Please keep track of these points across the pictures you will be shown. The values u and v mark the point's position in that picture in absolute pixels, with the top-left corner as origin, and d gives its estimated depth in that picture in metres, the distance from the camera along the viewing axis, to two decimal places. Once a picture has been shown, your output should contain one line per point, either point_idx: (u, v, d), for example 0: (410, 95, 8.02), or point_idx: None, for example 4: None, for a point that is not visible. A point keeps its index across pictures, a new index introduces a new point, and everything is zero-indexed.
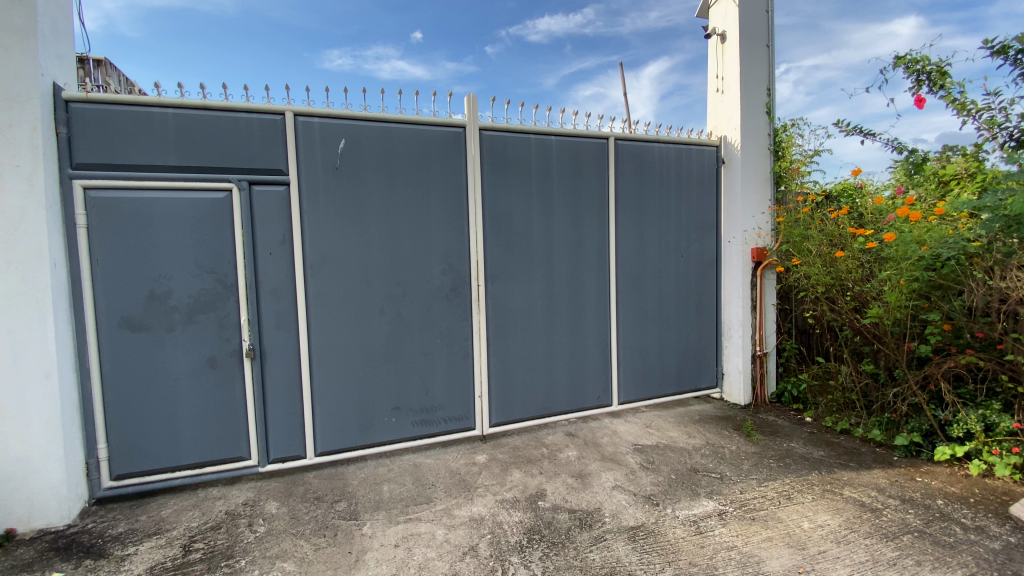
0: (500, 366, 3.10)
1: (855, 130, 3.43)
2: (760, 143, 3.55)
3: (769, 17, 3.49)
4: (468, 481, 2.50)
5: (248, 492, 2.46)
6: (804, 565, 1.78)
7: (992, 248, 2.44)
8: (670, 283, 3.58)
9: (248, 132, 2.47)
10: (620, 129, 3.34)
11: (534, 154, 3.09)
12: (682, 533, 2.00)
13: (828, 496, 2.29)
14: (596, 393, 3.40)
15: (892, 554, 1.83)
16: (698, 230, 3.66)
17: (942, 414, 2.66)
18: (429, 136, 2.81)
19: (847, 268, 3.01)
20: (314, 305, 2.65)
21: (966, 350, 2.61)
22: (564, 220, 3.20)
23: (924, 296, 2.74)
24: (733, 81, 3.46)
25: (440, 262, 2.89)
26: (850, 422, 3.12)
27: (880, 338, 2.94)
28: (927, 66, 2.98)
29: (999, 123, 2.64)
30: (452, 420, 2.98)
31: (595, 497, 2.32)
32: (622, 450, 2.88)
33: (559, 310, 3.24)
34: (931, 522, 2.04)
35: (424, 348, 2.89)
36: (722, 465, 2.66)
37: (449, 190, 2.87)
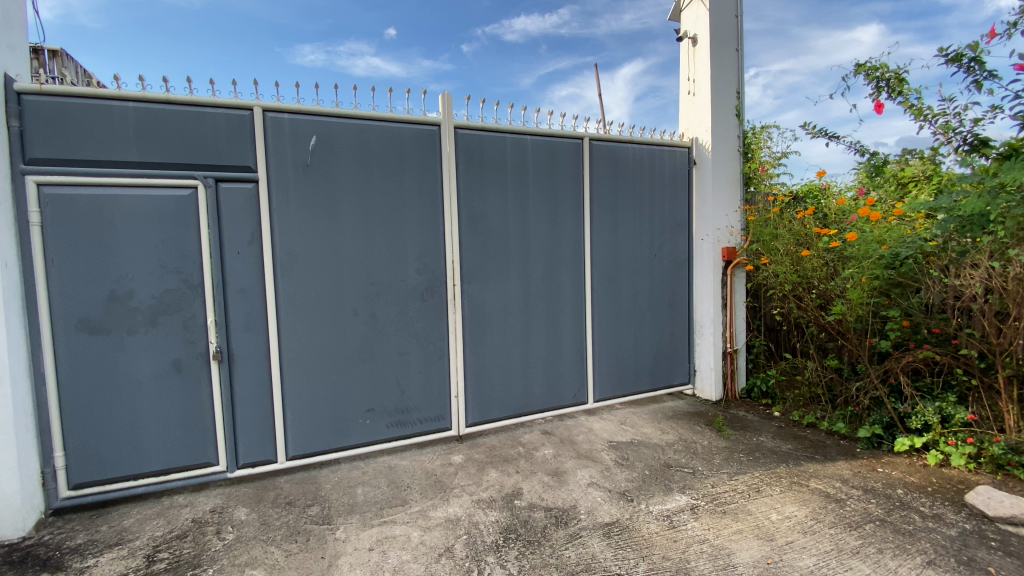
0: (477, 365, 3.08)
1: (820, 133, 3.55)
2: (730, 144, 3.63)
3: (738, 21, 3.57)
4: (443, 482, 2.48)
5: (215, 499, 2.38)
6: (772, 556, 1.82)
7: (947, 248, 2.57)
8: (643, 282, 3.63)
9: (214, 127, 2.39)
10: (595, 129, 3.37)
11: (510, 153, 3.08)
12: (655, 528, 2.03)
13: (795, 488, 2.36)
14: (572, 391, 3.43)
15: (855, 543, 1.89)
16: (670, 229, 3.72)
17: (901, 406, 2.77)
18: (404, 134, 2.77)
19: (812, 266, 3.10)
20: (285, 306, 2.59)
21: (924, 345, 2.72)
22: (540, 219, 3.21)
23: (885, 293, 2.86)
24: (704, 84, 3.53)
25: (415, 262, 2.86)
26: (816, 416, 3.22)
27: (844, 334, 3.04)
28: (886, 73, 3.09)
29: (954, 128, 2.76)
30: (428, 421, 2.96)
31: (570, 494, 2.34)
32: (597, 447, 2.90)
33: (535, 309, 3.24)
34: (892, 511, 2.12)
35: (399, 348, 2.86)
36: (694, 460, 2.71)
37: (424, 189, 2.84)
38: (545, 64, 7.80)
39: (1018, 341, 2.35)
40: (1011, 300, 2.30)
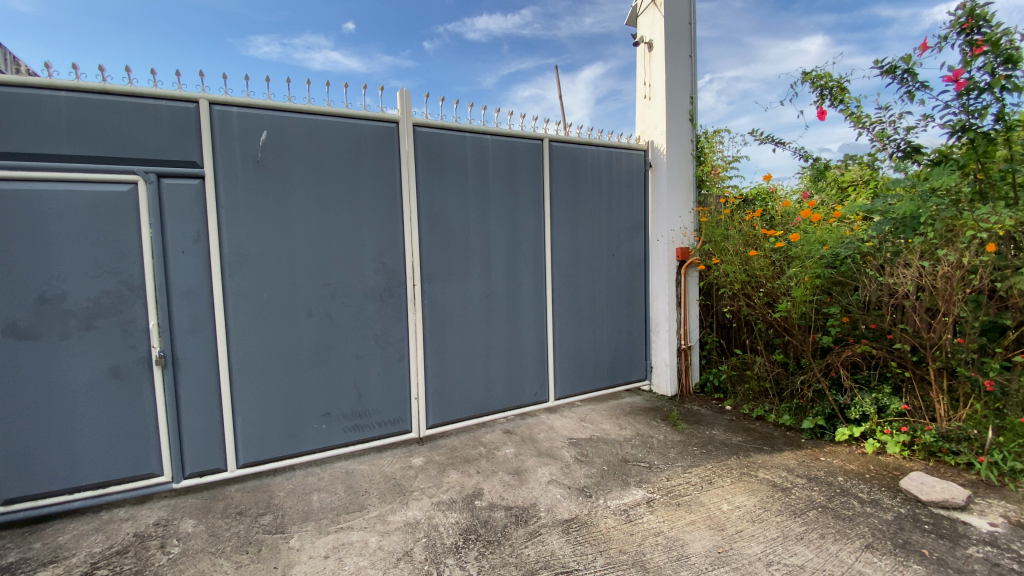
0: (437, 366, 3.05)
1: (768, 139, 3.73)
2: (683, 147, 3.74)
3: (691, 28, 3.69)
4: (403, 486, 2.45)
5: (160, 512, 2.26)
6: (723, 545, 1.89)
7: (882, 248, 2.74)
8: (602, 281, 3.70)
9: (156, 120, 2.26)
10: (554, 130, 3.40)
11: (470, 152, 3.06)
12: (613, 522, 2.07)
13: (745, 479, 2.46)
14: (533, 390, 3.45)
15: (799, 529, 1.99)
16: (628, 230, 3.80)
17: (842, 398, 2.94)
18: (359, 130, 2.70)
19: (759, 266, 3.24)
20: (233, 307, 2.48)
21: (862, 340, 2.88)
22: (500, 219, 3.21)
23: (826, 292, 3.02)
24: (659, 88, 3.62)
25: (373, 261, 2.80)
26: (764, 409, 3.37)
27: (789, 331, 3.19)
28: (829, 82, 3.27)
29: (888, 136, 2.93)
30: (387, 424, 2.91)
31: (530, 492, 2.35)
32: (557, 444, 2.94)
33: (496, 308, 3.24)
34: (833, 497, 2.25)
35: (356, 351, 2.79)
36: (650, 454, 2.78)
37: (382, 188, 2.79)
38: (507, 65, 7.83)
39: (945, 335, 2.52)
40: (939, 297, 2.47)
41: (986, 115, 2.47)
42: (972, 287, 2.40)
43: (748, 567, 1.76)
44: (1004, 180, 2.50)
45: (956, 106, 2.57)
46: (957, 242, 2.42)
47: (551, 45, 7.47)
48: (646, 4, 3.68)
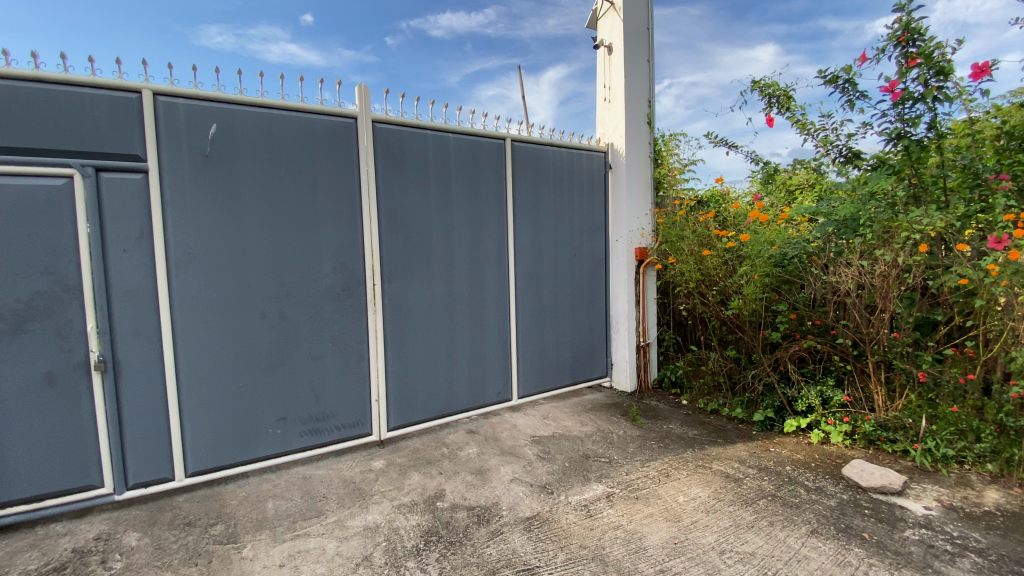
0: (398, 368, 3.00)
1: (721, 143, 3.87)
2: (642, 150, 3.83)
3: (649, 34, 3.78)
4: (362, 490, 2.40)
5: (100, 525, 2.13)
6: (679, 536, 1.95)
7: (826, 248, 2.90)
8: (564, 280, 3.74)
9: (94, 110, 2.12)
10: (516, 130, 3.41)
11: (431, 150, 3.03)
12: (574, 518, 2.10)
13: (700, 471, 2.55)
14: (496, 389, 3.45)
15: (750, 518, 2.08)
16: (589, 230, 3.86)
17: (789, 391, 3.09)
18: (316, 126, 2.63)
19: (713, 265, 3.36)
20: (180, 309, 2.37)
21: (808, 335, 3.04)
22: (462, 218, 3.19)
23: (775, 290, 3.16)
24: (619, 91, 3.69)
25: (330, 261, 2.72)
26: (718, 403, 3.49)
27: (741, 328, 3.33)
28: (776, 90, 3.42)
29: (831, 142, 3.11)
30: (346, 427, 2.84)
31: (493, 491, 2.35)
32: (520, 442, 2.95)
33: (458, 308, 3.22)
34: (781, 486, 2.36)
35: (313, 353, 2.71)
36: (610, 450, 2.84)
37: (339, 185, 2.71)
38: (470, 63, 7.81)
39: (882, 330, 2.70)
40: (878, 294, 2.63)
41: (918, 123, 2.65)
42: (906, 285, 2.57)
43: (703, 556, 1.82)
44: (935, 185, 2.71)
45: (893, 114, 2.75)
46: (893, 243, 2.58)
47: (515, 46, 7.65)
48: (605, 8, 3.75)
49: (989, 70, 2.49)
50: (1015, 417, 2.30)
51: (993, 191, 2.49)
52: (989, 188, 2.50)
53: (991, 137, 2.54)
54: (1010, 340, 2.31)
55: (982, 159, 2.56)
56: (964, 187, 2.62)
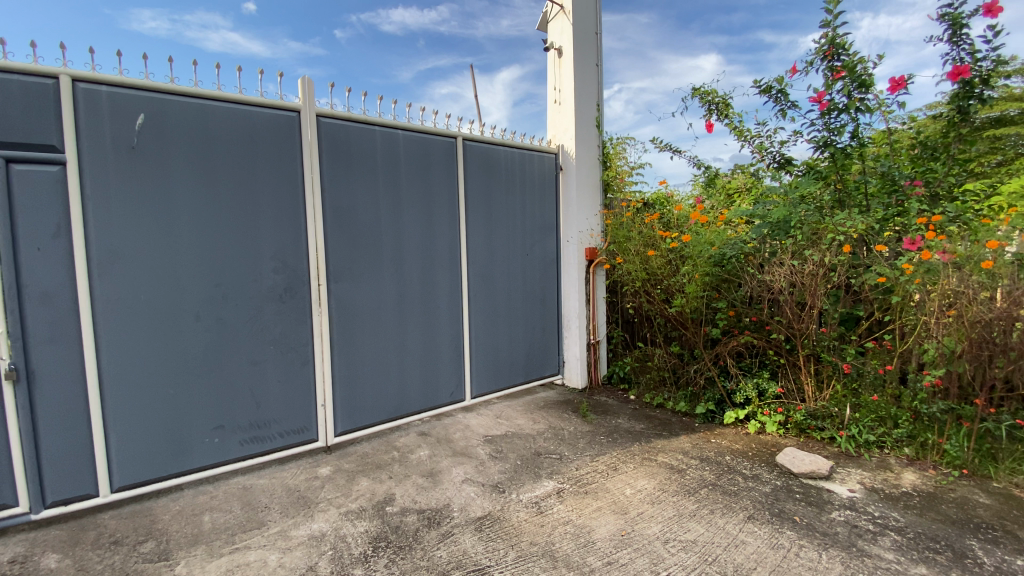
0: (346, 371, 2.92)
1: (666, 147, 4.02)
2: (590, 152, 3.92)
3: (597, 38, 3.86)
4: (308, 498, 2.31)
5: (15, 548, 1.94)
6: (626, 528, 2.01)
7: (760, 250, 3.07)
8: (516, 280, 3.77)
9: (4, 95, 1.94)
10: (467, 129, 3.40)
11: (379, 147, 2.96)
12: (524, 515, 2.12)
13: (646, 463, 2.63)
14: (449, 389, 3.43)
15: (692, 507, 2.16)
16: (540, 230, 3.90)
17: (729, 384, 3.26)
18: (255, 119, 2.51)
19: (657, 265, 3.47)
20: (103, 312, 2.20)
21: (745, 331, 3.21)
22: (413, 217, 3.14)
23: (715, 288, 3.31)
24: (568, 94, 3.76)
25: (271, 260, 2.61)
26: (664, 397, 3.62)
27: (684, 325, 3.45)
28: (715, 98, 3.59)
29: (766, 148, 3.30)
30: (289, 433, 2.74)
31: (444, 493, 2.33)
32: (472, 442, 2.94)
33: (409, 308, 3.17)
34: (721, 475, 2.47)
35: (253, 357, 2.59)
36: (561, 446, 2.88)
37: (281, 182, 2.61)
38: (423, 59, 7.72)
39: (811, 325, 2.87)
40: (807, 292, 2.80)
41: (843, 132, 2.88)
42: (832, 283, 2.75)
43: (648, 546, 1.88)
44: (857, 190, 2.94)
45: (821, 123, 2.96)
46: (820, 245, 2.79)
47: (468, 45, 7.70)
48: (555, 12, 3.80)
49: (904, 83, 2.72)
50: (927, 404, 2.50)
51: (908, 196, 2.70)
52: (905, 193, 2.71)
53: (908, 145, 2.86)
54: (921, 334, 2.51)
55: (899, 167, 2.81)
56: (883, 192, 2.82)
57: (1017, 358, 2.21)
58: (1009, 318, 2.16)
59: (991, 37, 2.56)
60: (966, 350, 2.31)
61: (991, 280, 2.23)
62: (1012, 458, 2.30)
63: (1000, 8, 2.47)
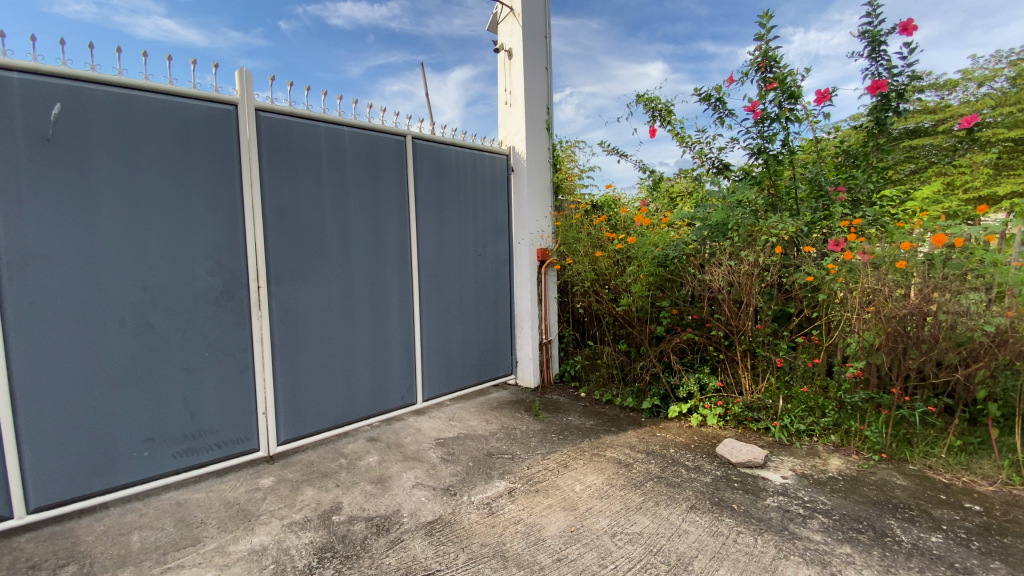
0: (289, 376, 2.81)
1: (613, 151, 4.13)
2: (541, 154, 3.96)
3: (547, 42, 3.92)
4: (248, 511, 2.21)
5: None
6: (575, 523, 2.04)
7: (700, 251, 3.21)
8: (468, 280, 3.75)
9: None
10: (417, 128, 3.35)
11: (324, 145, 2.87)
12: (476, 517, 2.11)
13: (596, 459, 2.69)
14: (399, 393, 3.37)
15: (638, 499, 2.23)
16: (492, 231, 3.91)
17: (673, 379, 3.39)
18: (187, 111, 2.37)
19: (605, 265, 3.57)
20: (14, 318, 2.01)
21: (687, 328, 3.34)
22: (360, 217, 3.06)
23: (659, 288, 3.43)
24: (519, 95, 3.78)
25: (206, 261, 2.46)
26: (612, 393, 3.72)
27: (631, 323, 3.57)
28: (658, 104, 3.71)
29: (705, 154, 3.47)
30: (228, 444, 2.60)
31: (394, 499, 2.29)
32: (424, 446, 2.90)
33: (357, 310, 3.09)
34: (665, 467, 2.57)
35: (187, 364, 2.44)
36: (513, 446, 2.89)
37: (217, 178, 2.47)
38: (373, 55, 7.55)
39: (746, 322, 3.01)
40: (743, 291, 2.92)
41: (774, 140, 3.07)
42: (766, 282, 2.92)
43: (596, 541, 1.92)
44: (788, 194, 3.11)
45: (755, 131, 3.13)
46: (755, 245, 2.95)
47: (420, 43, 7.57)
48: (505, 13, 3.82)
49: (828, 95, 2.93)
50: (850, 393, 2.70)
51: (832, 201, 2.94)
52: (830, 198, 2.95)
53: (832, 153, 3.06)
54: (845, 329, 2.71)
55: (825, 173, 3.02)
56: (811, 198, 3.03)
57: (927, 350, 2.39)
58: (921, 313, 2.35)
59: (907, 54, 2.79)
60: (883, 343, 2.52)
61: (905, 277, 2.42)
62: (924, 441, 2.53)
63: (914, 27, 2.70)
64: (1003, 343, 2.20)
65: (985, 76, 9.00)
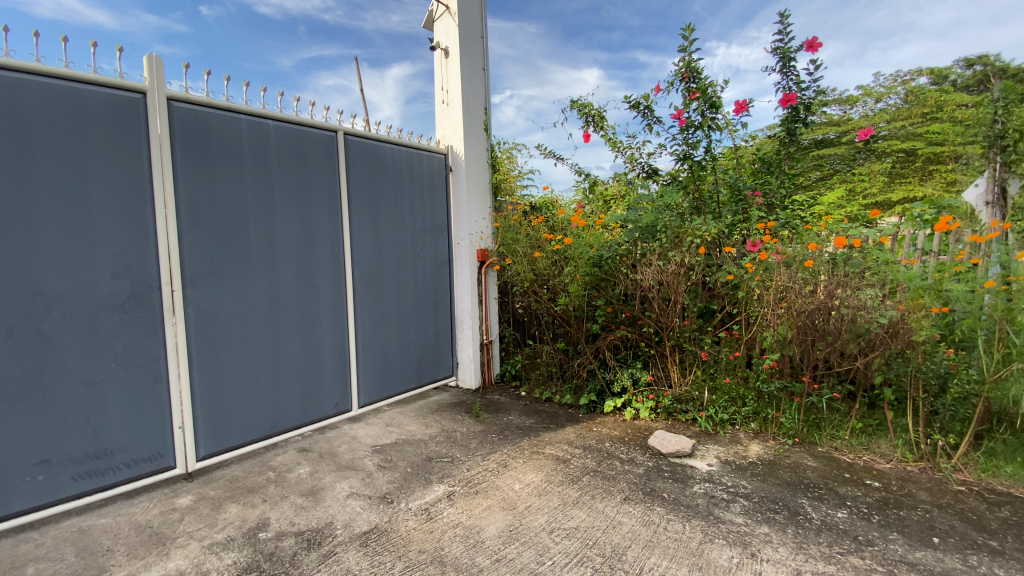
0: (209, 386, 2.62)
1: (550, 155, 4.20)
2: (479, 154, 3.95)
3: (484, 43, 3.92)
4: (162, 534, 2.03)
5: None
6: (514, 523, 2.05)
7: (632, 251, 3.34)
8: (406, 281, 3.68)
9: None
10: (350, 124, 3.23)
11: (247, 139, 2.70)
12: (413, 523, 2.07)
13: (535, 457, 2.72)
14: (333, 400, 3.24)
15: (575, 494, 2.28)
16: (431, 231, 3.85)
17: (608, 375, 3.51)
18: (87, 99, 2.15)
19: (543, 266, 3.64)
20: None
21: (621, 326, 3.45)
22: (287, 217, 2.92)
23: (595, 287, 3.53)
24: (456, 94, 3.76)
25: (110, 263, 2.24)
26: (551, 391, 3.78)
27: (569, 322, 3.65)
28: (591, 110, 3.82)
29: (636, 159, 3.61)
30: (138, 463, 2.38)
31: (326, 511, 2.19)
32: (359, 454, 2.81)
33: (285, 314, 2.94)
34: (601, 461, 2.64)
35: (88, 377, 2.21)
36: (453, 449, 2.87)
37: (122, 173, 2.26)
38: (306, 47, 7.37)
39: (674, 318, 3.16)
40: (671, 289, 3.07)
41: (698, 147, 3.24)
42: (691, 281, 3.08)
43: (535, 538, 1.94)
44: (711, 198, 3.32)
45: (682, 138, 3.29)
46: (681, 246, 3.11)
47: (356, 38, 7.33)
48: (441, 12, 3.78)
49: (746, 106, 3.14)
50: (767, 383, 2.89)
51: (750, 205, 3.15)
52: (748, 202, 3.16)
53: (749, 161, 3.28)
54: (762, 324, 2.89)
55: (742, 178, 3.25)
56: (731, 201, 3.25)
57: (832, 341, 2.61)
58: (826, 307, 2.57)
59: (813, 70, 3.03)
60: (795, 336, 2.71)
61: (812, 275, 2.65)
62: (831, 425, 2.77)
63: (818, 45, 2.96)
64: (895, 333, 2.42)
65: (881, 94, 10.02)
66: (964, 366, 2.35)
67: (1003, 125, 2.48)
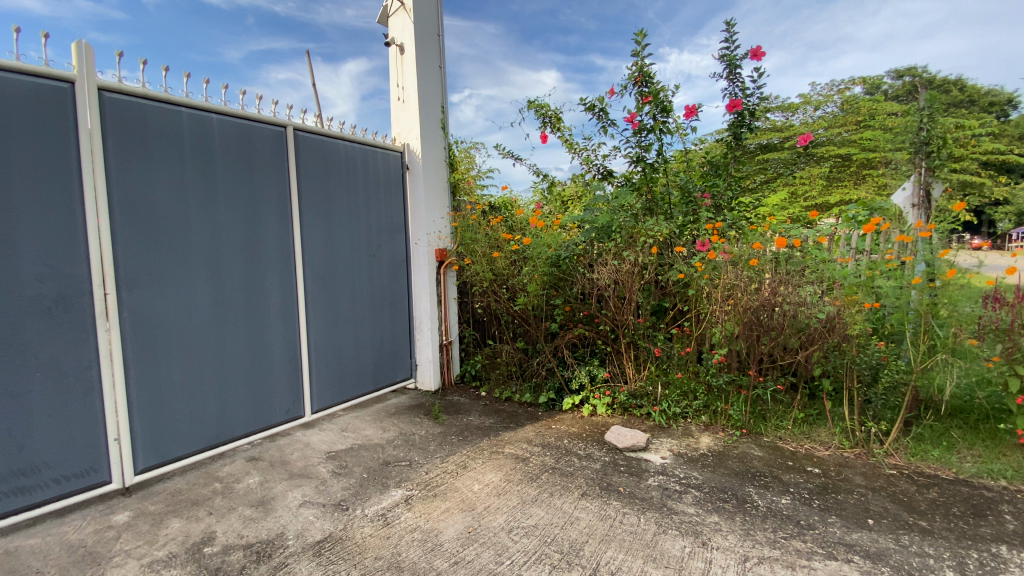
0: (148, 395, 2.47)
1: (509, 155, 4.21)
2: (436, 153, 3.91)
3: (440, 40, 3.88)
4: (97, 553, 1.90)
5: None
6: (472, 524, 2.05)
7: (588, 251, 3.41)
8: (361, 282, 3.59)
9: None
10: (301, 120, 3.13)
11: (188, 132, 2.57)
12: (369, 530, 2.03)
13: (494, 457, 2.72)
14: (284, 406, 3.13)
15: (534, 492, 2.30)
16: (387, 231, 3.78)
17: (566, 372, 3.57)
18: (6, 86, 1.98)
19: (501, 266, 3.68)
20: None
21: (578, 324, 3.50)
22: (232, 215, 2.79)
23: (553, 286, 3.55)
24: (412, 92, 3.70)
25: (34, 264, 2.08)
26: (511, 390, 3.80)
27: (528, 321, 3.68)
28: (548, 112, 3.87)
29: (591, 160, 3.68)
30: (70, 478, 2.22)
31: (277, 522, 2.11)
32: (313, 461, 2.72)
33: (231, 317, 2.81)
34: (559, 458, 2.68)
35: (10, 387, 2.04)
36: (411, 452, 2.83)
37: (47, 168, 2.09)
38: (253, 38, 7.06)
39: (629, 316, 3.23)
40: (626, 287, 3.16)
41: (650, 149, 3.31)
42: (644, 279, 3.18)
43: (493, 538, 1.94)
44: (663, 200, 3.40)
45: (635, 140, 3.37)
46: (635, 246, 3.20)
47: (307, 31, 7.27)
48: (396, 7, 3.72)
49: (696, 111, 3.25)
50: (716, 376, 3.00)
51: (699, 206, 3.25)
52: (697, 204, 3.26)
53: (698, 164, 3.37)
54: (711, 320, 3.01)
55: (692, 180, 3.34)
56: (682, 203, 3.33)
57: (776, 335, 2.74)
58: (769, 304, 2.70)
59: (756, 78, 3.18)
60: (741, 332, 2.84)
61: (757, 274, 2.78)
62: (775, 415, 2.91)
63: (762, 53, 3.09)
64: (832, 328, 2.58)
65: (819, 102, 10.63)
66: (894, 357, 2.53)
67: (928, 132, 2.68)
